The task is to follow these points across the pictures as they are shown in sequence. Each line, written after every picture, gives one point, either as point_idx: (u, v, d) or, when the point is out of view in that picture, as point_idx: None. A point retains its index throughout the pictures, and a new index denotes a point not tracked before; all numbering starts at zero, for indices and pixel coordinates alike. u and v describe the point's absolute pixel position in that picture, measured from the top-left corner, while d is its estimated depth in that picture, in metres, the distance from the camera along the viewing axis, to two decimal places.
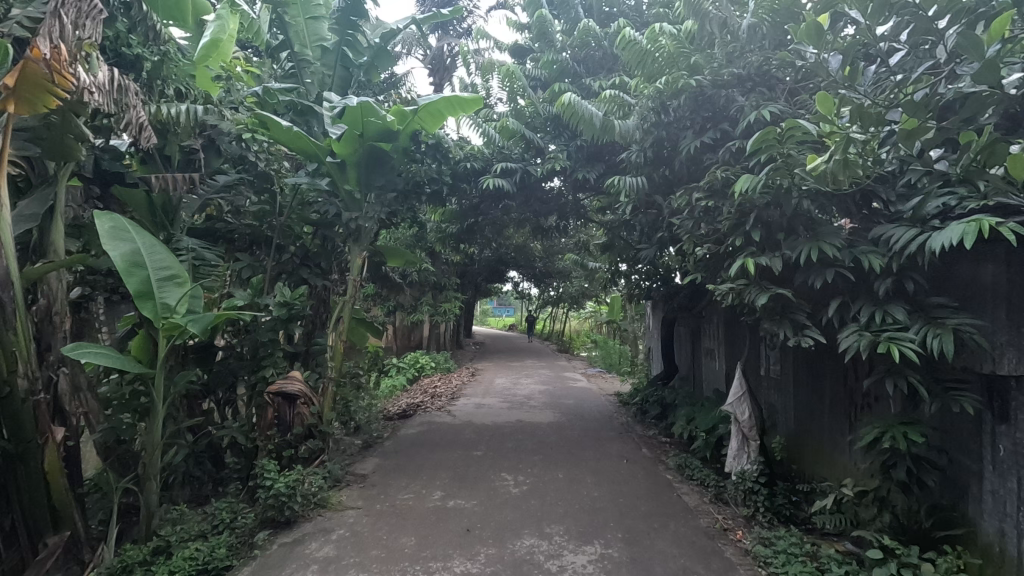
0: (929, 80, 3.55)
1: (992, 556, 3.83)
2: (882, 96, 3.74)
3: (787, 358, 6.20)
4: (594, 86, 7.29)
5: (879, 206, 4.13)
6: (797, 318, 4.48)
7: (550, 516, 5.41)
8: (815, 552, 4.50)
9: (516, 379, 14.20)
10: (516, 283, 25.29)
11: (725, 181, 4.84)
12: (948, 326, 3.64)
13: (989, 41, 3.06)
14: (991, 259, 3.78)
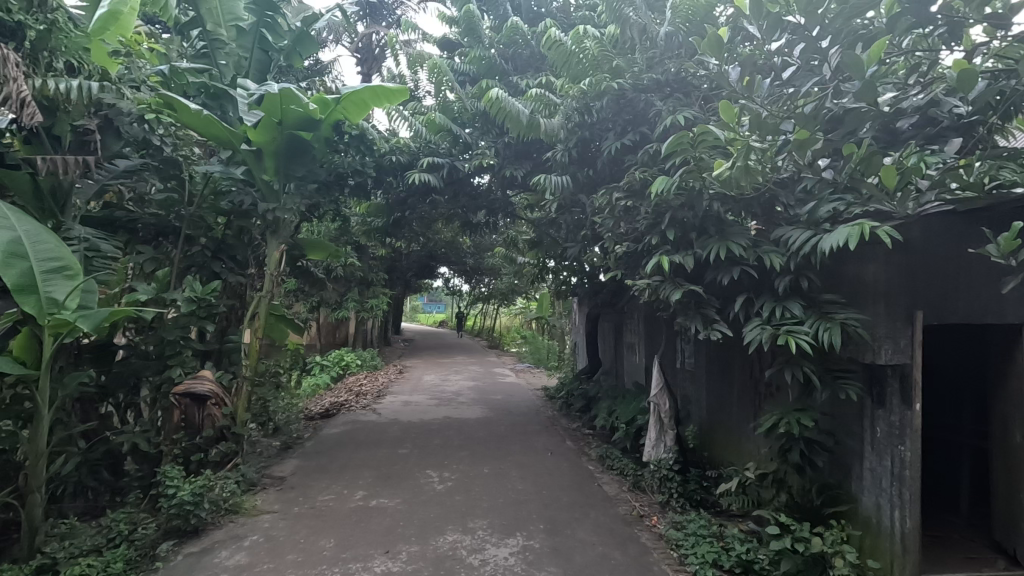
0: (816, 94, 3.85)
1: (870, 527, 4.25)
2: (777, 108, 3.99)
3: (701, 351, 6.55)
4: (521, 84, 7.36)
5: (781, 209, 4.45)
6: (708, 313, 4.76)
7: (475, 512, 5.43)
8: (720, 532, 4.81)
9: (444, 376, 14.12)
10: (446, 278, 25.07)
11: (643, 183, 5.06)
12: (836, 320, 3.99)
13: (870, 62, 3.35)
14: (874, 260, 4.17)
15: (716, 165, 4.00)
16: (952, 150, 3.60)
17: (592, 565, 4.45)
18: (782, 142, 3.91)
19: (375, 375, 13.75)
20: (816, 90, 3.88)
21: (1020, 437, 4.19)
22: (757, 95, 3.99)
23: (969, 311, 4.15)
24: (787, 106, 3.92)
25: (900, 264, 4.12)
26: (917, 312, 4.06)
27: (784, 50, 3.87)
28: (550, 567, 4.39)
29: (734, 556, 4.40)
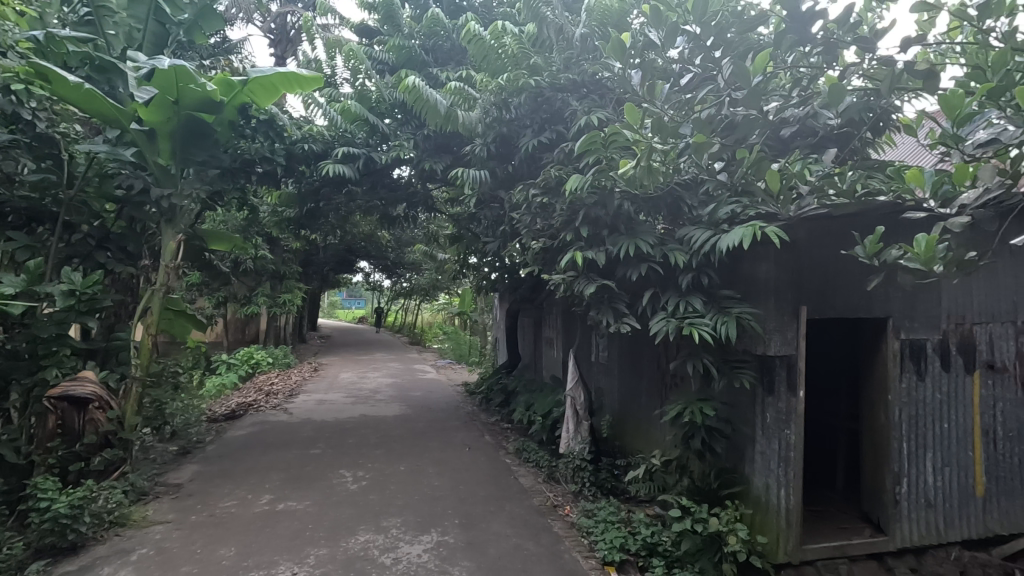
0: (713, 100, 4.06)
1: (760, 506, 4.59)
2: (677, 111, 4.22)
3: (615, 345, 6.78)
4: (441, 76, 7.28)
5: (685, 210, 4.70)
6: (618, 307, 4.94)
7: (389, 510, 5.33)
8: (628, 517, 5.04)
9: (362, 373, 13.74)
10: (366, 273, 24.36)
11: (558, 180, 5.21)
12: (733, 314, 4.28)
13: (755, 71, 3.63)
14: (766, 259, 4.49)
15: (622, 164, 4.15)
16: (829, 160, 3.97)
17: (506, 557, 4.50)
18: (683, 145, 4.12)
19: (287, 374, 13.13)
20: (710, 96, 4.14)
21: (885, 418, 4.69)
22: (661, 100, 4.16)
23: (844, 306, 4.61)
24: (686, 112, 4.15)
25: (788, 263, 4.48)
26: (801, 308, 4.48)
27: (688, 59, 4.08)
28: (464, 561, 4.39)
29: (640, 539, 4.64)
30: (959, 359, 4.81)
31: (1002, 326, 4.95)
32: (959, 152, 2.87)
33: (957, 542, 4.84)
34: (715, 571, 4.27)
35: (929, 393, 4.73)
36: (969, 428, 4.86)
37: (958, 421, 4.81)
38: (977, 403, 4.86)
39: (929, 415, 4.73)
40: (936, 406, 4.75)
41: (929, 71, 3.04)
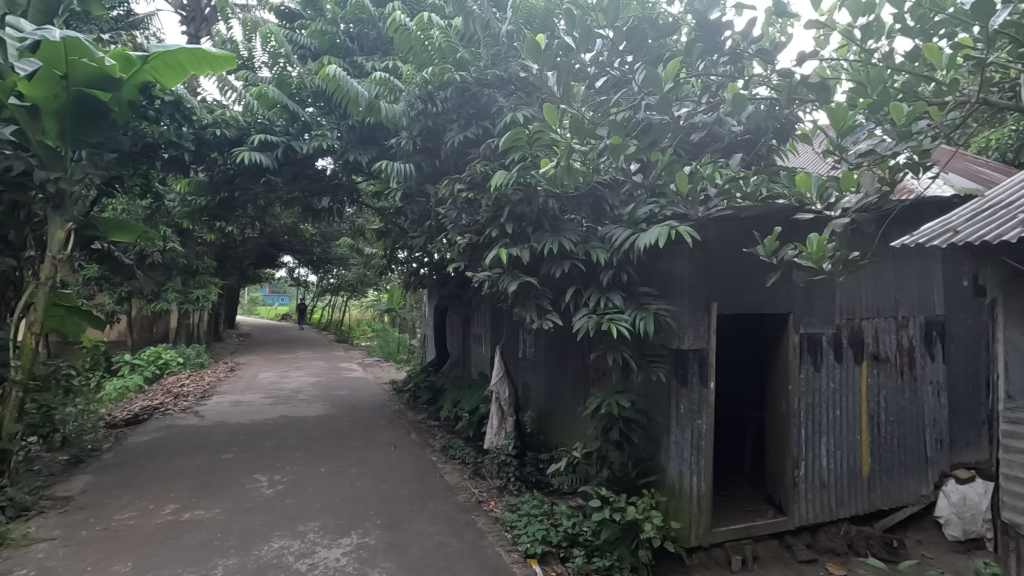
0: (628, 101, 4.17)
1: (674, 493, 4.81)
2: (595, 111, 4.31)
3: (541, 342, 6.86)
4: (366, 65, 7.08)
5: (607, 209, 4.84)
6: (541, 303, 5.00)
7: (307, 514, 5.13)
8: (550, 510, 5.12)
9: (284, 373, 13.13)
10: (290, 268, 23.30)
11: (484, 176, 5.25)
12: (650, 310, 4.45)
13: (668, 78, 3.56)
14: (681, 257, 4.70)
15: (544, 162, 4.18)
16: (735, 164, 4.24)
17: (428, 555, 4.45)
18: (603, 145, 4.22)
19: (200, 375, 12.31)
20: (626, 99, 4.23)
21: (785, 407, 5.05)
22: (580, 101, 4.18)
23: (750, 303, 4.93)
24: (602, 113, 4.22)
25: (701, 261, 4.72)
26: (712, 304, 4.74)
27: (607, 61, 4.17)
28: (385, 562, 4.30)
29: (562, 530, 4.73)
30: (849, 351, 5.25)
31: (885, 320, 5.44)
32: (841, 159, 3.09)
33: (846, 518, 5.28)
34: (632, 558, 4.42)
35: (823, 383, 5.14)
36: (858, 414, 5.31)
37: (848, 407, 5.25)
38: (864, 391, 5.33)
39: (823, 403, 5.14)
40: (829, 395, 5.16)
41: (822, 84, 3.24)
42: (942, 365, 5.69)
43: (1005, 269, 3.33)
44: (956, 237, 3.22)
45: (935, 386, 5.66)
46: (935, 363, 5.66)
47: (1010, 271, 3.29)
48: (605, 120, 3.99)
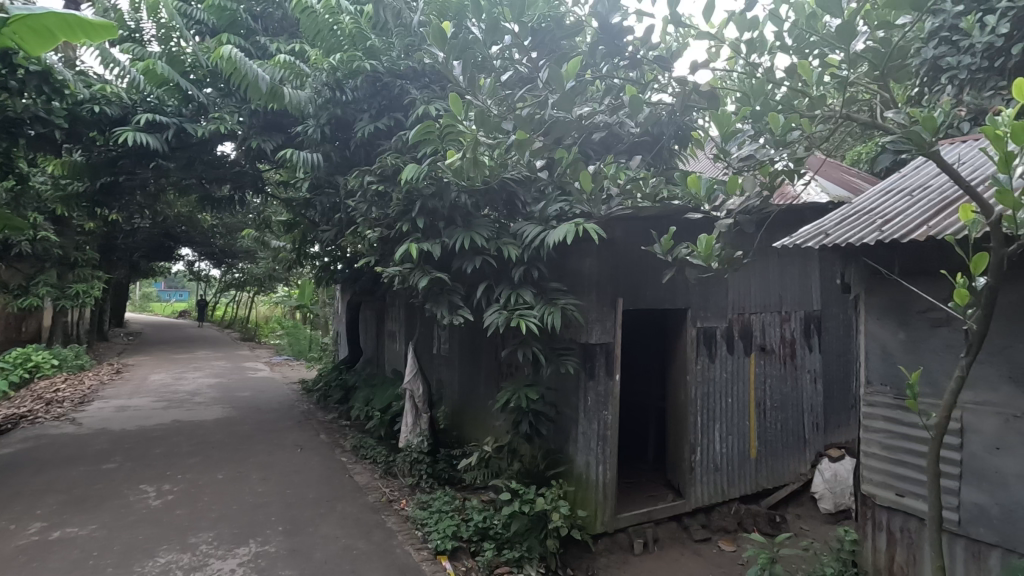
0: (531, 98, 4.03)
1: (581, 482, 4.98)
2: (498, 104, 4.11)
3: (455, 338, 6.81)
4: (270, 47, 6.70)
5: (519, 205, 4.92)
6: (453, 299, 4.98)
7: (200, 524, 4.79)
8: (461, 505, 5.12)
9: (179, 374, 12.17)
10: (188, 261, 21.60)
11: (395, 169, 5.15)
12: (558, 305, 4.54)
13: (569, 76, 3.41)
14: (589, 254, 4.85)
15: (450, 155, 4.12)
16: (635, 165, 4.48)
17: (333, 560, 4.30)
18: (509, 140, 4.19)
19: (79, 378, 11.11)
20: (531, 95, 4.03)
21: (684, 396, 5.38)
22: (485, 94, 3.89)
23: (652, 298, 5.19)
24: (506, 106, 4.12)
25: (607, 258, 4.91)
26: (618, 300, 4.94)
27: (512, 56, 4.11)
28: (285, 570, 4.10)
29: (472, 525, 4.74)
30: (740, 343, 5.68)
31: (771, 315, 5.93)
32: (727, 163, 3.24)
33: (737, 497, 5.70)
34: (541, 548, 4.51)
35: (717, 373, 5.53)
36: (747, 402, 5.74)
37: (739, 395, 5.67)
38: (752, 379, 5.77)
39: (717, 392, 5.52)
40: (723, 384, 5.56)
41: (712, 93, 3.42)
42: (819, 355, 6.30)
43: (866, 268, 3.72)
44: (827, 240, 3.56)
45: (812, 374, 6.25)
46: (813, 353, 6.25)
47: (870, 270, 3.69)
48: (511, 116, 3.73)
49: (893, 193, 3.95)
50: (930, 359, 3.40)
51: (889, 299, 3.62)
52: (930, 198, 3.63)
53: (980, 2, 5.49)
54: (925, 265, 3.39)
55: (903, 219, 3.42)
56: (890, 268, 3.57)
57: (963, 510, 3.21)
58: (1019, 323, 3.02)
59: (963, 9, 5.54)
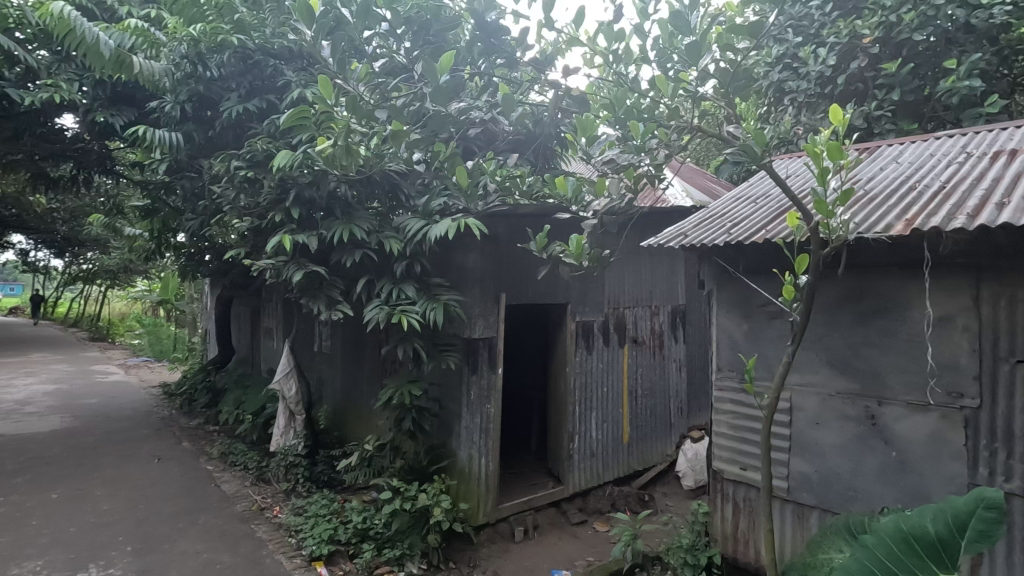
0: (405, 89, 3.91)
1: (464, 475, 5.03)
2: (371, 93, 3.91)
3: (336, 334, 6.53)
4: (120, 10, 5.98)
5: (402, 198, 4.84)
6: (331, 294, 4.77)
7: (26, 552, 4.17)
8: (340, 507, 4.94)
9: (5, 381, 10.48)
10: (19, 250, 18.62)
11: (267, 155, 4.84)
12: (441, 301, 4.50)
13: (442, 69, 3.30)
14: (473, 250, 4.90)
15: (321, 142, 3.95)
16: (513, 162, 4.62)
17: None
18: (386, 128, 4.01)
19: None
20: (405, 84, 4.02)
21: (564, 387, 5.64)
22: (357, 79, 3.76)
23: (534, 294, 5.36)
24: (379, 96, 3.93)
25: (490, 253, 4.97)
26: (501, 295, 5.04)
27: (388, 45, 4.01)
28: None
29: (351, 527, 4.59)
30: (614, 336, 6.04)
31: (642, 308, 6.38)
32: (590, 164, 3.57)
33: (610, 481, 6.07)
34: (422, 544, 4.48)
35: (594, 364, 5.85)
36: (621, 390, 6.13)
37: (613, 385, 6.04)
38: (625, 369, 6.17)
39: (593, 381, 5.83)
40: (599, 374, 5.89)
41: (583, 97, 3.53)
42: (683, 345, 6.88)
43: (718, 267, 4.13)
44: (685, 241, 3.91)
45: (678, 363, 6.82)
46: (678, 344, 6.81)
47: (720, 268, 4.10)
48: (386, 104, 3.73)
49: (741, 200, 4.42)
50: (767, 348, 3.86)
51: (736, 295, 4.05)
52: (770, 205, 4.11)
53: (814, 36, 6.49)
54: (763, 265, 3.83)
55: (747, 223, 3.83)
56: (736, 267, 3.99)
57: (791, 478, 3.69)
58: (833, 314, 3.52)
59: (802, 41, 6.51)
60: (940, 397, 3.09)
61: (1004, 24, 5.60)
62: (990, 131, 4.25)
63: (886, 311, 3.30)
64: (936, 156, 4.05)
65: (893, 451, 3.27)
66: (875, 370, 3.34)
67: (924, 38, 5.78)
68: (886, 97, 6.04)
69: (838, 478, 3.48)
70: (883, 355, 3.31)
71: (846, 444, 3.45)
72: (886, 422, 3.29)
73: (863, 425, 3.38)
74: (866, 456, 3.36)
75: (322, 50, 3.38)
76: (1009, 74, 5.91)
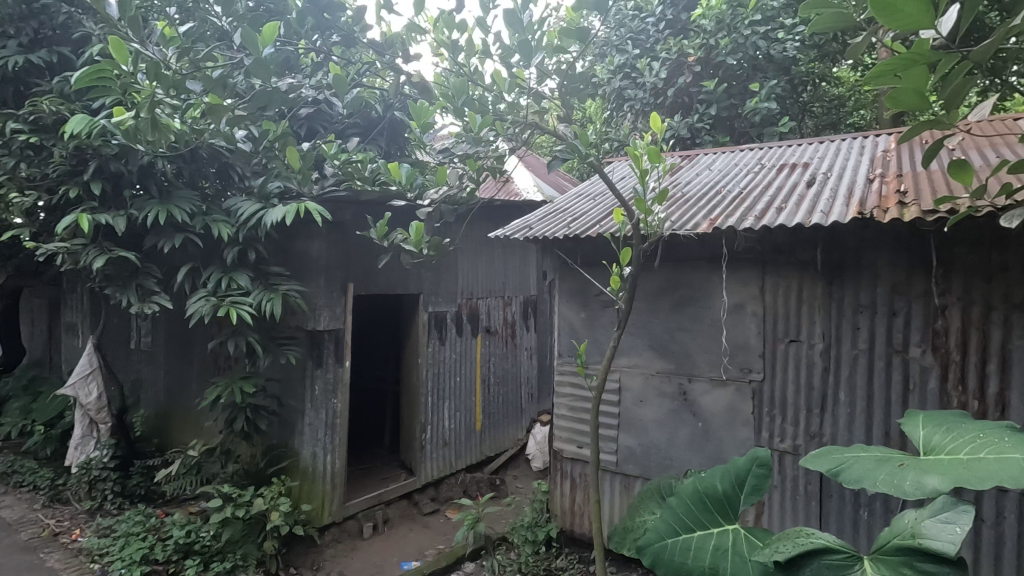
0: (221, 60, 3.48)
1: (307, 475, 4.77)
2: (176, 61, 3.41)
3: (157, 328, 5.74)
4: None
5: (235, 177, 4.42)
6: (145, 283, 4.20)
7: None
8: (158, 523, 4.37)
9: None
10: None
11: (57, 119, 4.15)
12: (279, 291, 4.17)
13: (266, 43, 2.94)
14: (317, 237, 4.65)
15: (119, 112, 3.43)
16: (353, 147, 4.46)
17: None
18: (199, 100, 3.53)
19: None
20: (221, 54, 3.58)
21: (416, 378, 5.61)
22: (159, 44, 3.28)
23: (384, 284, 5.24)
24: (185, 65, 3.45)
25: (336, 241, 4.75)
26: (348, 285, 4.85)
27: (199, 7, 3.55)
28: None
29: (171, 543, 4.07)
30: (467, 326, 6.12)
31: (495, 299, 6.54)
32: (428, 154, 3.73)
33: (463, 468, 6.16)
34: (258, 553, 4.15)
35: (446, 354, 5.87)
36: (473, 379, 6.23)
37: (466, 374, 6.12)
38: (478, 359, 6.29)
39: (446, 371, 5.88)
40: (451, 364, 5.93)
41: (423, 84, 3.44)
42: (534, 334, 7.19)
43: (558, 259, 4.38)
44: (529, 234, 4.08)
45: (529, 351, 7.10)
46: (529, 333, 7.11)
47: (560, 261, 4.33)
48: (195, 74, 3.16)
49: (582, 196, 4.71)
50: (599, 334, 4.18)
51: (573, 285, 4.31)
52: (605, 203, 4.43)
53: (649, 50, 7.15)
54: (595, 257, 4.14)
55: (584, 219, 4.09)
56: (574, 259, 4.26)
57: (619, 452, 4.04)
58: (654, 302, 3.90)
59: (639, 53, 7.14)
60: (734, 372, 3.59)
61: (794, 57, 6.63)
62: (780, 147, 5.01)
63: (695, 300, 3.74)
64: (739, 166, 4.68)
65: (699, 422, 3.72)
66: (686, 352, 3.77)
67: (735, 63, 6.63)
68: (705, 111, 6.83)
69: (657, 449, 3.88)
70: (693, 338, 3.74)
71: (663, 419, 3.86)
72: (695, 397, 3.73)
73: (677, 400, 3.80)
74: (679, 428, 3.79)
75: (107, 6, 2.88)
76: (799, 100, 7.00)
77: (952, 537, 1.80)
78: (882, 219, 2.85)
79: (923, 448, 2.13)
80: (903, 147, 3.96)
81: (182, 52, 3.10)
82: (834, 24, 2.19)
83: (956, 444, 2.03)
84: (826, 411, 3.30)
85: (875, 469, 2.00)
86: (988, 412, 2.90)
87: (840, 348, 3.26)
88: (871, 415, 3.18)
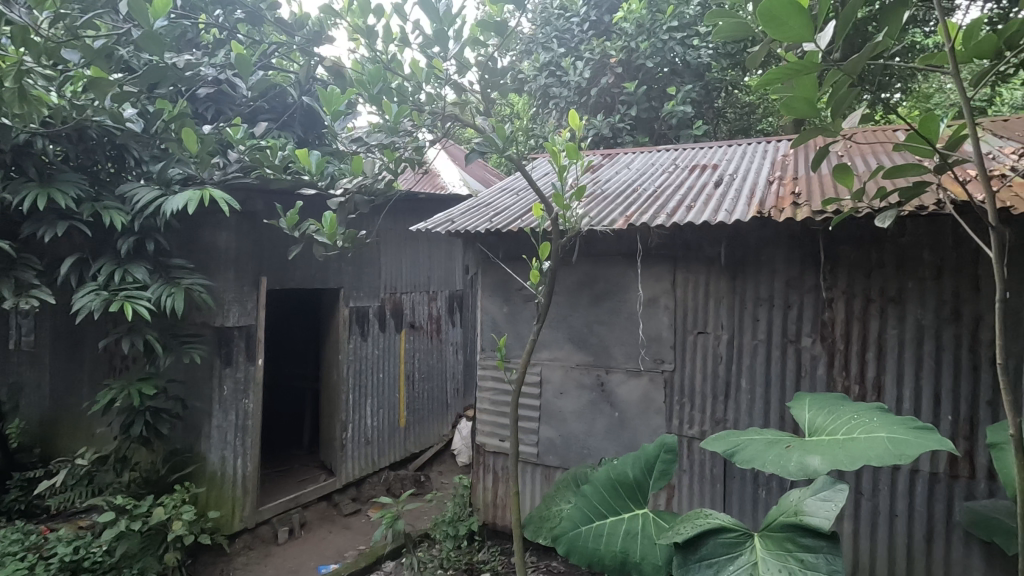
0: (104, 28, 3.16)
1: (214, 481, 4.49)
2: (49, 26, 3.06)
3: (41, 326, 5.19)
4: None
5: (131, 162, 4.07)
6: (24, 276, 3.77)
7: None
8: (40, 541, 3.92)
9: None
10: None
11: None
12: (181, 285, 3.88)
13: (156, 16, 2.73)
14: (226, 228, 4.38)
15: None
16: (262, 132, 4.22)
17: None
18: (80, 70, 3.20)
19: None
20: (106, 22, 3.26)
21: (336, 375, 5.43)
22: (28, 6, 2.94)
23: (301, 278, 5.03)
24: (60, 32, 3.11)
25: (246, 232, 4.51)
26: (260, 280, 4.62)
27: None
28: None
29: (55, 562, 3.63)
30: (390, 321, 5.99)
31: (420, 293, 6.45)
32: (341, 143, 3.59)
33: (385, 466, 6.04)
34: (159, 566, 3.85)
35: (368, 350, 5.72)
36: (397, 375, 6.11)
37: (389, 370, 5.99)
38: (402, 354, 6.18)
39: (368, 367, 5.73)
40: (374, 360, 5.79)
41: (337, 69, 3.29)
42: (459, 329, 7.15)
43: (480, 254, 4.38)
44: (451, 227, 4.04)
45: (454, 346, 7.06)
46: (455, 328, 7.07)
47: (483, 255, 4.33)
48: (74, 42, 2.87)
49: (505, 191, 4.74)
50: (521, 328, 4.22)
51: (495, 279, 4.32)
52: (527, 198, 4.47)
53: (573, 49, 7.31)
54: (517, 251, 4.17)
55: (506, 214, 4.11)
56: (496, 253, 4.27)
57: (540, 444, 4.10)
58: (574, 296, 3.98)
59: (564, 52, 7.28)
60: (648, 363, 3.74)
61: (708, 64, 6.99)
62: (693, 149, 5.26)
63: (612, 294, 3.85)
64: (655, 166, 4.87)
65: (616, 412, 3.84)
66: (604, 344, 3.88)
67: (655, 66, 6.89)
68: (626, 112, 7.07)
69: (576, 440, 3.97)
70: (611, 330, 3.85)
71: (582, 410, 3.95)
72: (612, 388, 3.85)
73: (595, 391, 3.91)
74: (597, 418, 3.90)
75: None
76: (712, 105, 7.39)
77: (827, 514, 1.97)
78: (778, 218, 3.06)
79: (807, 429, 2.31)
80: (798, 152, 4.27)
81: (57, 18, 2.79)
82: (735, 33, 2.10)
83: (833, 424, 2.23)
84: (730, 397, 3.51)
85: (765, 450, 2.16)
86: (867, 395, 3.20)
87: (743, 338, 3.47)
88: (769, 400, 3.41)
